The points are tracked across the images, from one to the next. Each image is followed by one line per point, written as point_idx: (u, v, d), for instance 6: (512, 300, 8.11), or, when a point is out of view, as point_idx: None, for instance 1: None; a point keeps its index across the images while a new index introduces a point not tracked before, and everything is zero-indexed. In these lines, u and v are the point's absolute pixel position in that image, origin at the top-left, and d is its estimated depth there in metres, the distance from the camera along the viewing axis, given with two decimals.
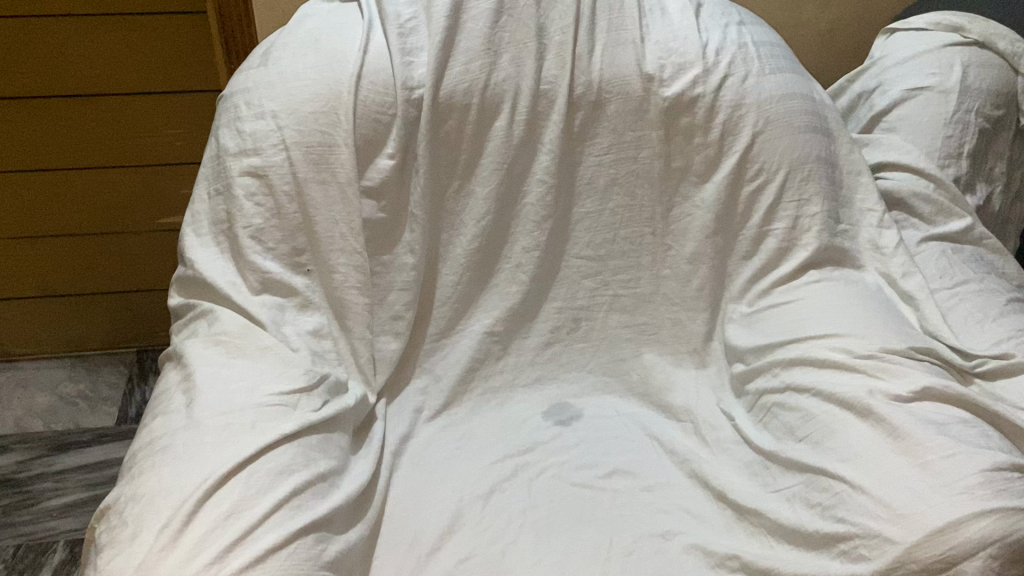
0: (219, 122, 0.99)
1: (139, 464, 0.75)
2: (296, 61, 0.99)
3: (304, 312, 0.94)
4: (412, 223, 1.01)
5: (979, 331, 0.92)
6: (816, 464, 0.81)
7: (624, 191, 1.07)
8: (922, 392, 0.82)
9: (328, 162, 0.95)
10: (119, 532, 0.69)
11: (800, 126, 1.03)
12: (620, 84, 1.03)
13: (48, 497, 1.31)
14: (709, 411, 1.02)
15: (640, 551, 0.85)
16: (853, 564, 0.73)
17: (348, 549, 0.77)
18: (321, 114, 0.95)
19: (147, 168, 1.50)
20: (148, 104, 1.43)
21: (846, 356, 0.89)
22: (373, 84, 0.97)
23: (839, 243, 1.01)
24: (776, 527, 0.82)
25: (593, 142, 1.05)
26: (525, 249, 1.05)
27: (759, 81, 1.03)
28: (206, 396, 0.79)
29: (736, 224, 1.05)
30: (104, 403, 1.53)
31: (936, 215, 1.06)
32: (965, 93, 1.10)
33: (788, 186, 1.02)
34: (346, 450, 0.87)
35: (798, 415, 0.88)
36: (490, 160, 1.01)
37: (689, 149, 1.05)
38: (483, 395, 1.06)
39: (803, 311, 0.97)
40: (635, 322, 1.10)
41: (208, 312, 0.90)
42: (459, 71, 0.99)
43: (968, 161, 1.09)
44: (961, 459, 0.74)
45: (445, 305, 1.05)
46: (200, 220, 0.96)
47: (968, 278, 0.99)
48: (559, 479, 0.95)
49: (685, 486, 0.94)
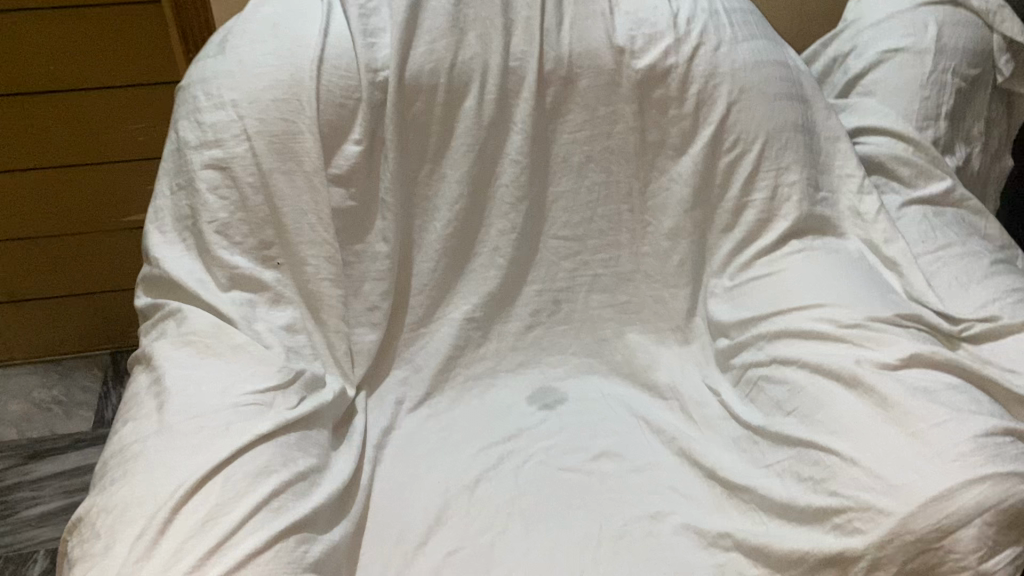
0: (178, 115, 0.95)
1: (110, 474, 0.72)
2: (254, 49, 0.95)
3: (275, 306, 0.91)
4: (384, 211, 0.98)
5: (964, 295, 0.91)
6: (805, 438, 0.80)
7: (600, 168, 1.05)
8: (909, 359, 0.81)
9: (293, 151, 0.92)
10: (92, 545, 0.66)
11: (776, 94, 1.01)
12: (590, 57, 1.00)
13: (26, 506, 1.28)
14: (695, 388, 1.00)
15: (631, 535, 0.84)
16: (847, 538, 0.71)
17: (332, 548, 0.74)
18: (282, 102, 0.92)
19: (110, 166, 1.46)
20: (106, 99, 1.39)
21: (831, 326, 0.87)
22: (335, 68, 0.94)
23: (819, 211, 1.00)
24: (768, 504, 0.80)
25: (566, 119, 1.03)
26: (500, 232, 1.02)
27: (732, 48, 1.01)
28: (178, 399, 0.76)
29: (715, 196, 1.03)
30: (79, 407, 1.50)
31: (916, 178, 1.05)
32: (941, 53, 1.08)
33: (766, 155, 1.00)
34: (326, 447, 0.84)
35: (785, 389, 0.87)
36: (461, 142, 0.99)
37: (664, 122, 1.02)
38: (465, 383, 1.04)
39: (786, 282, 0.95)
40: (616, 301, 1.08)
41: (176, 311, 0.87)
42: (424, 51, 0.96)
43: (947, 122, 1.08)
44: (952, 426, 0.72)
45: (422, 293, 1.03)
46: (163, 217, 0.93)
47: (951, 242, 0.97)
48: (546, 465, 0.94)
49: (674, 466, 0.92)
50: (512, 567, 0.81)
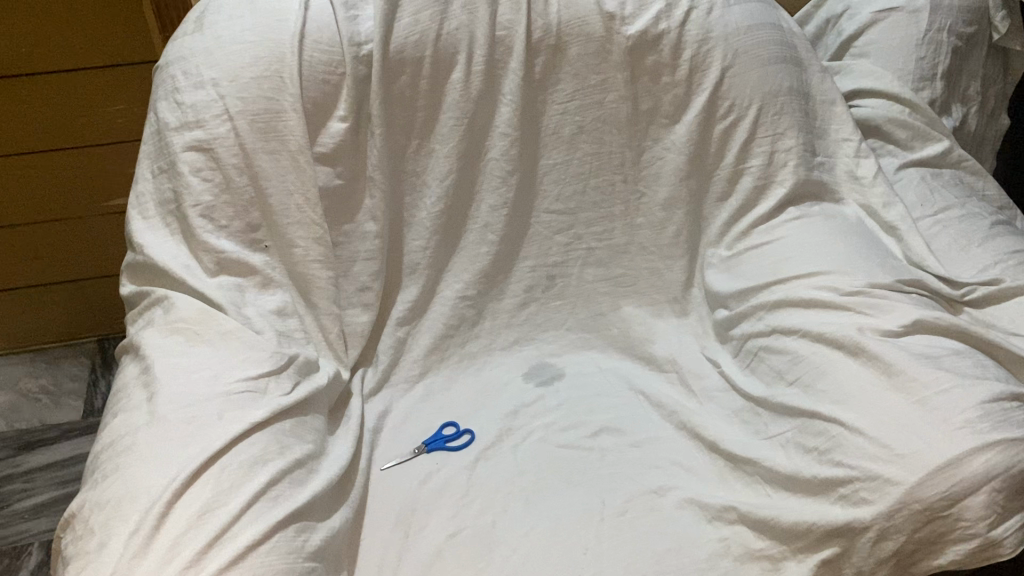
0: (156, 96, 0.92)
1: (101, 468, 0.70)
2: (232, 24, 0.92)
3: (265, 290, 0.89)
4: (372, 189, 0.96)
5: (964, 259, 0.90)
6: (809, 408, 0.79)
7: (591, 139, 1.02)
8: (912, 326, 0.79)
9: (277, 130, 0.90)
10: (87, 542, 0.64)
11: (770, 57, 0.98)
12: (579, 25, 0.98)
13: (19, 498, 1.26)
14: (694, 360, 0.99)
15: (635, 511, 0.83)
16: (854, 509, 0.70)
17: (332, 536, 0.73)
18: (264, 79, 0.89)
19: (87, 150, 1.42)
20: (80, 81, 1.34)
21: (832, 294, 0.86)
22: (318, 42, 0.91)
23: (816, 177, 0.98)
24: (772, 476, 0.79)
25: (556, 89, 1.00)
26: (491, 208, 1.00)
27: (724, 12, 0.98)
28: (168, 389, 0.74)
29: (710, 164, 1.01)
30: (68, 396, 1.48)
31: (913, 141, 1.03)
32: (936, 12, 1.06)
33: (762, 120, 0.98)
34: (322, 432, 0.83)
35: (786, 358, 0.86)
36: (449, 116, 0.96)
37: (656, 90, 1.00)
38: (460, 362, 1.03)
39: (784, 251, 0.93)
40: (612, 274, 1.07)
41: (163, 299, 0.85)
42: (408, 22, 0.93)
43: (942, 82, 1.06)
44: (958, 392, 0.71)
45: (414, 272, 1.01)
46: (145, 201, 0.90)
47: (950, 204, 0.96)
48: (546, 443, 0.92)
49: (675, 439, 0.92)
50: (515, 547, 0.80)
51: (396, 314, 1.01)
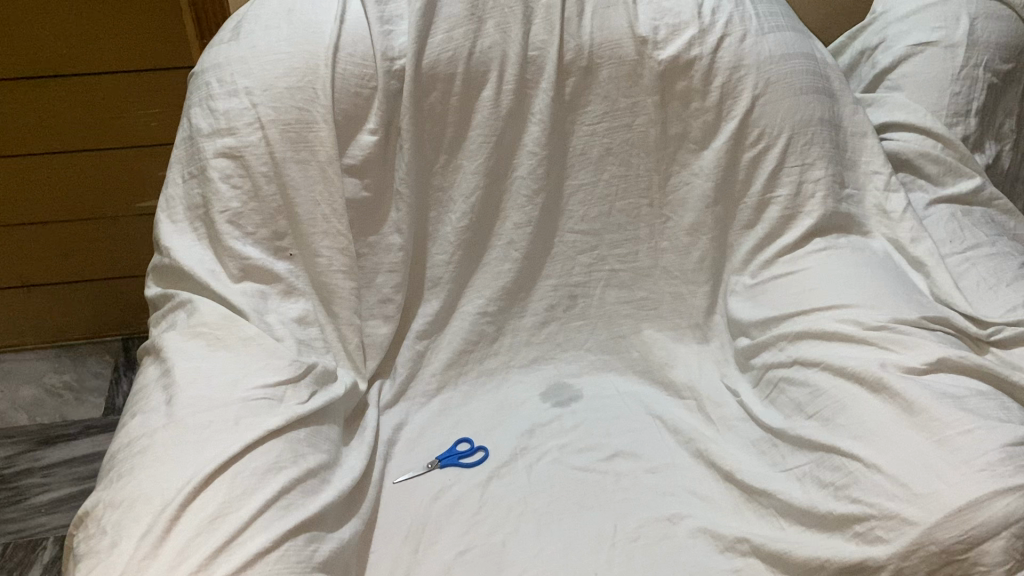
0: (191, 101, 0.93)
1: (117, 467, 0.70)
2: (268, 34, 0.93)
3: (287, 298, 0.90)
4: (398, 202, 0.97)
5: (992, 298, 0.88)
6: (827, 442, 0.78)
7: (618, 161, 1.02)
8: (936, 364, 0.78)
9: (308, 141, 0.91)
10: (98, 541, 0.64)
11: (802, 88, 0.98)
12: (611, 47, 0.98)
13: (36, 492, 1.28)
14: (714, 388, 0.99)
15: (647, 537, 0.82)
16: (869, 547, 0.69)
17: (341, 547, 0.73)
18: (297, 89, 0.91)
19: (123, 152, 1.44)
20: (120, 83, 1.37)
21: (855, 328, 0.85)
22: (351, 56, 0.92)
23: (844, 209, 0.97)
24: (787, 508, 0.78)
25: (585, 111, 1.00)
26: (515, 226, 1.00)
27: (758, 40, 0.98)
28: (187, 392, 0.75)
29: (737, 191, 1.01)
30: (91, 394, 1.49)
31: (944, 176, 1.02)
32: (972, 48, 1.06)
33: (791, 150, 0.97)
34: (337, 443, 0.83)
35: (806, 390, 0.85)
36: (478, 132, 0.97)
37: (686, 115, 1.00)
38: (478, 378, 1.03)
39: (809, 281, 0.93)
40: (634, 297, 1.06)
41: (186, 302, 0.86)
42: (442, 39, 0.94)
43: (976, 118, 1.05)
44: (979, 434, 0.70)
45: (436, 285, 1.01)
46: (175, 205, 0.91)
47: (980, 242, 0.95)
48: (559, 464, 0.92)
49: (690, 467, 0.91)
50: (523, 568, 0.79)
51: (417, 327, 1.01)
